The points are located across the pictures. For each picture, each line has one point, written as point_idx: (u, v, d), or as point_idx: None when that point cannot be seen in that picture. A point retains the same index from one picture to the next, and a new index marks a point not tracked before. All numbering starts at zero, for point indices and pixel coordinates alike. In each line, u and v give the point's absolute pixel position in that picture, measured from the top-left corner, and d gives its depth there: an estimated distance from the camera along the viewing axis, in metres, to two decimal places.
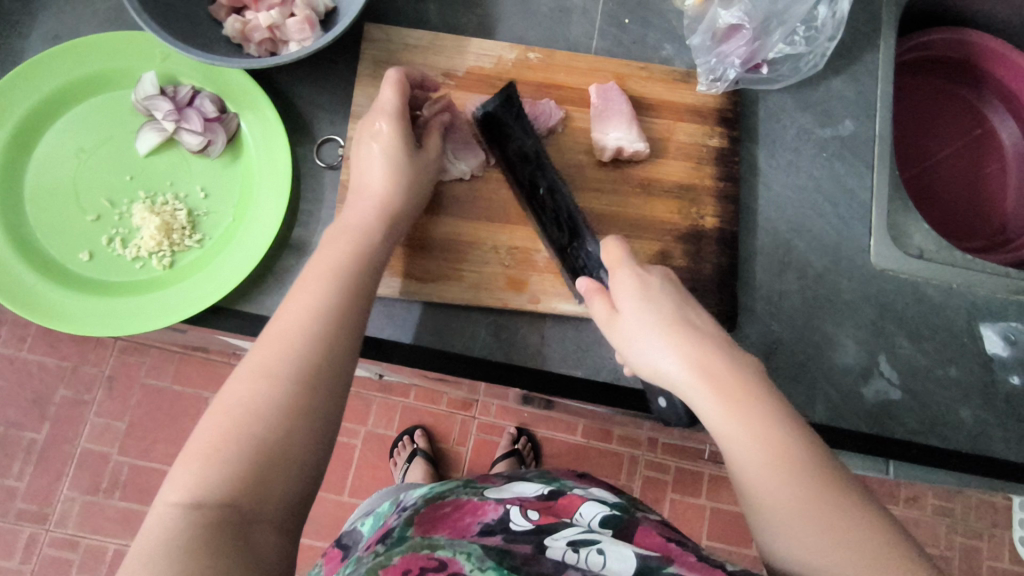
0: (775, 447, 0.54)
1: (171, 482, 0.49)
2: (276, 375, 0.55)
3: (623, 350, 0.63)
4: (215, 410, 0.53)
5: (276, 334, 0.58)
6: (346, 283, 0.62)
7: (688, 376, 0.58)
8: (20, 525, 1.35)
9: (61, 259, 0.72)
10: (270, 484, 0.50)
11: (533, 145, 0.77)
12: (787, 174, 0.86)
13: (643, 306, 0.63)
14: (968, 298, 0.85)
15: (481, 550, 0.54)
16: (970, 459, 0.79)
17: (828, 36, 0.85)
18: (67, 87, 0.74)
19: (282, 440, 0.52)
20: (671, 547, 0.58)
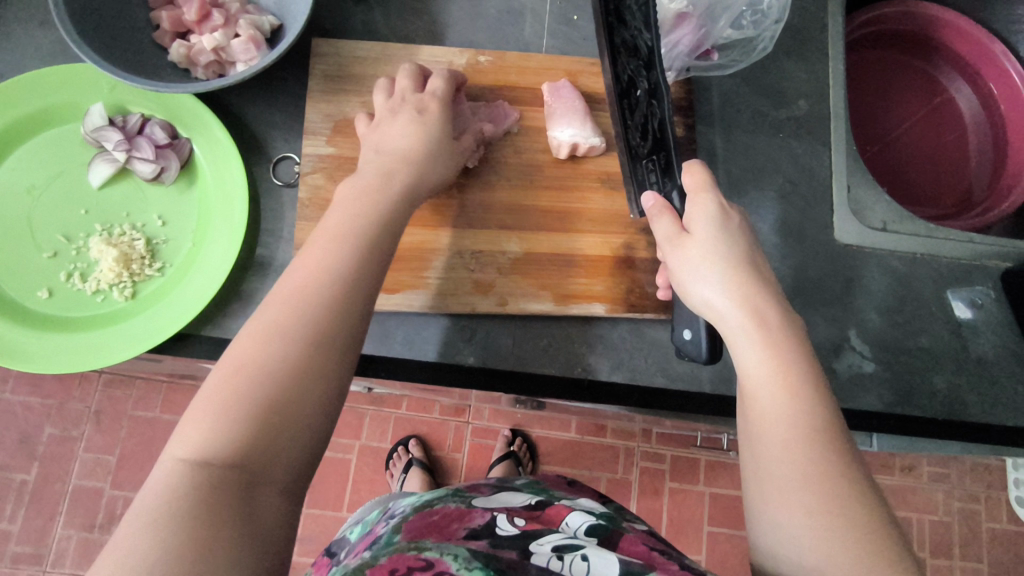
0: (798, 407, 0.54)
1: (178, 437, 0.48)
2: (287, 332, 0.54)
3: (678, 274, 0.64)
4: (225, 367, 0.52)
5: (292, 291, 0.57)
6: (359, 244, 0.62)
7: (741, 312, 0.59)
8: (16, 568, 1.34)
9: (20, 298, 0.72)
10: (277, 444, 0.49)
11: (650, 40, 0.70)
12: (746, 158, 0.86)
13: (714, 237, 0.63)
14: (934, 267, 0.86)
15: (468, 552, 0.53)
16: (944, 425, 0.80)
17: (773, 19, 0.84)
18: (13, 125, 0.73)
19: (287, 405, 0.51)
20: (655, 555, 0.57)
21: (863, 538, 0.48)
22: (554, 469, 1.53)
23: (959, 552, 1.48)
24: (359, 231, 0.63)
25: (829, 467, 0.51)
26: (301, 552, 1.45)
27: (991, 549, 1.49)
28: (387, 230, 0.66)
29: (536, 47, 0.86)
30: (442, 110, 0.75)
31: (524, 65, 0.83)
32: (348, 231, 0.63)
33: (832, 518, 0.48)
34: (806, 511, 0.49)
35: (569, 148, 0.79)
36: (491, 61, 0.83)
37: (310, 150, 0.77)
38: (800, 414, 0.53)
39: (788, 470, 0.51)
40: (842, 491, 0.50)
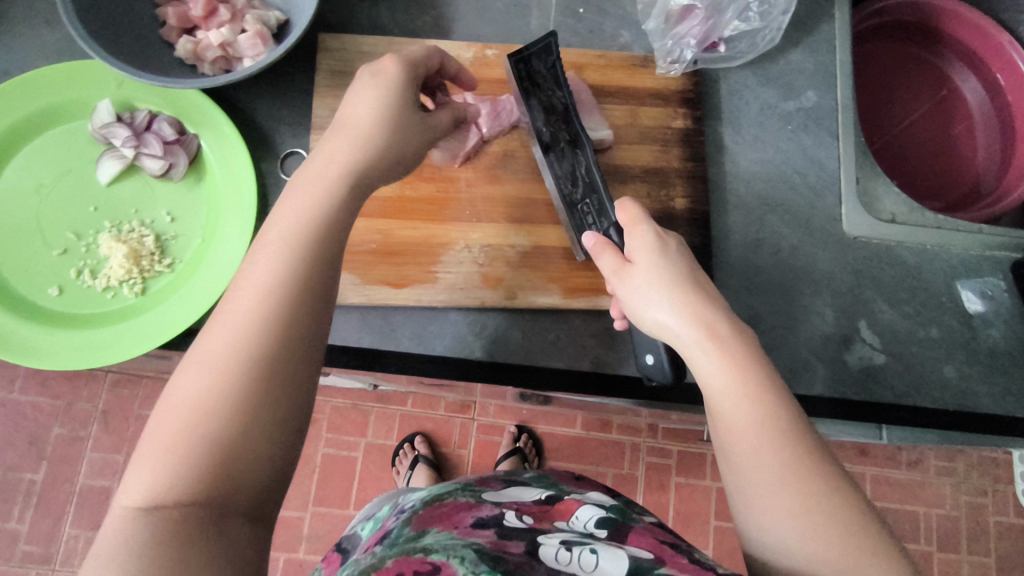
0: (768, 421, 0.51)
1: (125, 485, 0.42)
2: (240, 353, 0.46)
3: (627, 305, 0.59)
4: (169, 400, 0.44)
5: (240, 304, 0.47)
6: (308, 238, 0.51)
7: (697, 339, 0.54)
8: (26, 567, 1.34)
9: (31, 295, 0.72)
10: (246, 477, 0.43)
11: (562, 98, 0.78)
12: (754, 149, 0.86)
13: (656, 263, 0.58)
14: (944, 258, 0.85)
15: (475, 554, 0.51)
16: (956, 416, 0.80)
17: (781, 10, 0.84)
18: (22, 122, 0.73)
19: (246, 438, 0.44)
20: (665, 548, 0.56)
21: (860, 561, 0.46)
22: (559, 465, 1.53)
23: (966, 546, 1.48)
24: (315, 220, 0.52)
25: (815, 491, 0.48)
26: (308, 550, 1.45)
27: (998, 543, 1.48)
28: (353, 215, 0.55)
29: None
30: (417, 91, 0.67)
31: None
32: (306, 225, 0.52)
33: (829, 547, 0.46)
34: (800, 544, 0.47)
35: None
36: (497, 55, 0.83)
37: (317, 145, 0.77)
38: (770, 428, 0.51)
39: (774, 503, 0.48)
40: (833, 514, 0.47)
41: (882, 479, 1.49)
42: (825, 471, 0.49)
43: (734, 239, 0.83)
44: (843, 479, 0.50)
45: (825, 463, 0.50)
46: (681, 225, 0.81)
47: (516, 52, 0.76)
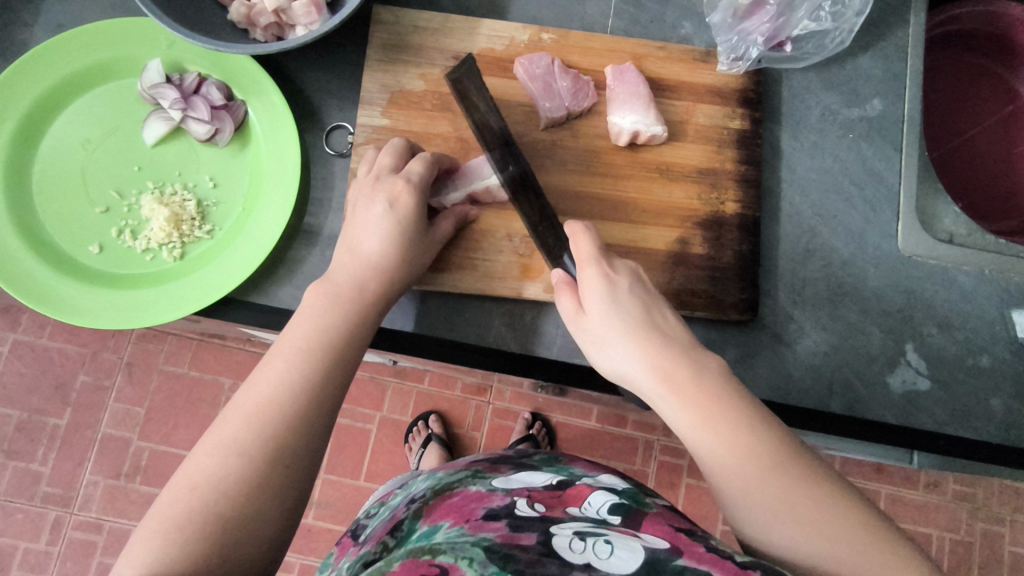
0: (746, 450, 0.52)
1: (125, 559, 0.47)
2: (245, 452, 0.52)
3: (590, 351, 0.63)
4: (179, 483, 0.51)
5: (251, 407, 0.54)
6: (342, 326, 0.61)
7: (651, 378, 0.58)
8: (46, 508, 1.38)
9: (72, 251, 0.72)
10: (234, 565, 0.48)
11: (497, 120, 0.77)
12: (811, 157, 0.83)
13: (611, 307, 0.62)
14: (1000, 285, 0.81)
15: (484, 554, 0.49)
16: (1000, 451, 0.77)
17: (855, 10, 0.81)
18: (73, 78, 0.73)
19: (249, 512, 0.50)
20: (679, 536, 0.53)
21: (856, 543, 0.48)
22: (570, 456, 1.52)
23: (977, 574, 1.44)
24: (330, 340, 0.59)
25: (800, 490, 0.51)
26: (318, 516, 1.47)
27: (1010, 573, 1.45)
28: (373, 310, 0.64)
29: (601, 27, 0.82)
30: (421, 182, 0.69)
31: (588, 45, 0.80)
32: (316, 341, 0.59)
33: (824, 540, 0.48)
34: (797, 540, 0.49)
35: (630, 136, 0.76)
36: (554, 39, 0.80)
37: (364, 120, 0.76)
38: (747, 456, 0.52)
39: (763, 507, 0.50)
40: (822, 507, 0.50)
41: (897, 498, 1.46)
42: (806, 470, 0.52)
43: (783, 250, 0.80)
44: (824, 475, 0.52)
45: (804, 462, 0.52)
46: (730, 230, 0.78)
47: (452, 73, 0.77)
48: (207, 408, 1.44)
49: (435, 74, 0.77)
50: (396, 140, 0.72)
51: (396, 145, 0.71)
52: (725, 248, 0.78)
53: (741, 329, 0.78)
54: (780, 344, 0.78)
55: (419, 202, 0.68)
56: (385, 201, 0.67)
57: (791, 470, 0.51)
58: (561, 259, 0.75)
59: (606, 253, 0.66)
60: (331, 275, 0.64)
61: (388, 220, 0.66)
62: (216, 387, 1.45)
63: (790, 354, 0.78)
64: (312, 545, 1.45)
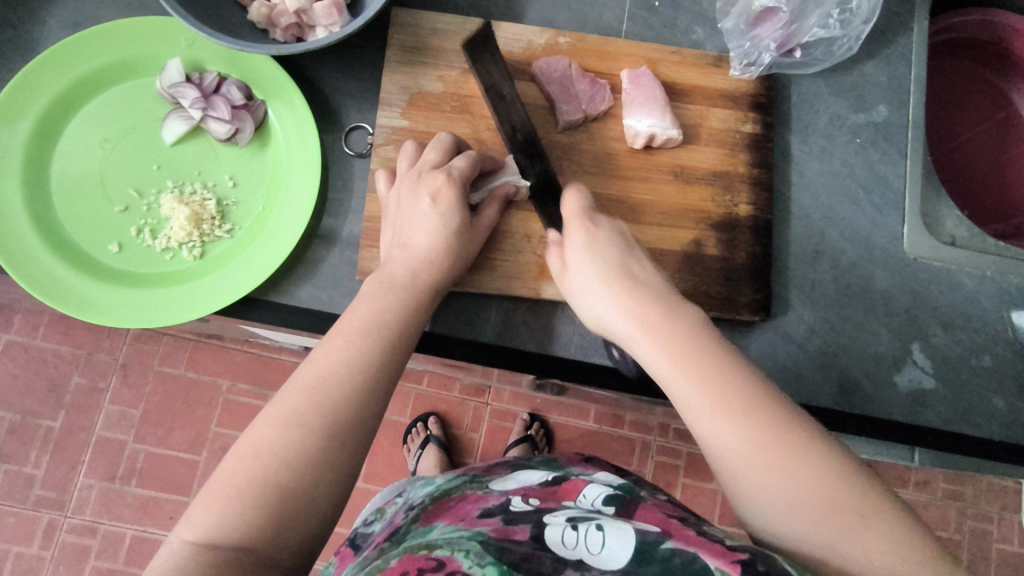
0: (719, 395, 0.52)
1: (186, 521, 0.48)
2: (305, 423, 0.53)
3: (574, 300, 0.67)
4: (241, 451, 0.51)
5: (311, 381, 0.55)
6: (399, 309, 0.63)
7: (626, 320, 0.61)
8: (39, 511, 1.36)
9: (92, 250, 0.72)
10: (284, 536, 0.48)
11: (521, 112, 0.77)
12: (820, 160, 0.85)
13: (588, 255, 0.66)
14: (1002, 286, 0.84)
15: (479, 546, 0.50)
16: (1002, 447, 0.79)
17: (862, 19, 0.83)
18: (91, 78, 0.73)
19: (306, 484, 0.50)
20: (671, 521, 0.54)
21: (823, 487, 0.48)
22: (569, 455, 1.52)
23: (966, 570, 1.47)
24: (387, 324, 0.61)
25: (767, 427, 0.50)
26: None
27: (998, 569, 1.48)
28: (427, 299, 0.66)
29: (615, 32, 0.84)
30: (451, 185, 0.70)
31: (603, 49, 0.82)
32: (373, 324, 0.61)
33: (789, 477, 0.49)
34: (762, 477, 0.49)
35: (646, 139, 0.78)
36: (570, 43, 0.81)
37: (384, 121, 0.76)
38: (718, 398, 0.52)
39: (729, 443, 0.50)
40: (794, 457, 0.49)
41: None
42: (778, 409, 0.52)
43: (794, 252, 0.82)
44: (799, 415, 0.52)
45: (776, 399, 0.52)
46: (744, 232, 0.80)
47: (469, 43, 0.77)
48: (204, 409, 1.43)
49: (454, 76, 0.78)
50: (442, 136, 0.73)
51: (444, 141, 0.73)
52: (739, 249, 0.80)
53: (754, 329, 0.80)
54: (793, 344, 0.80)
55: (460, 196, 0.70)
56: (430, 196, 0.69)
57: (761, 408, 0.51)
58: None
59: (592, 210, 0.70)
60: (385, 269, 0.66)
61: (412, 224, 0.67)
62: (214, 389, 1.44)
63: (802, 353, 0.80)
64: None
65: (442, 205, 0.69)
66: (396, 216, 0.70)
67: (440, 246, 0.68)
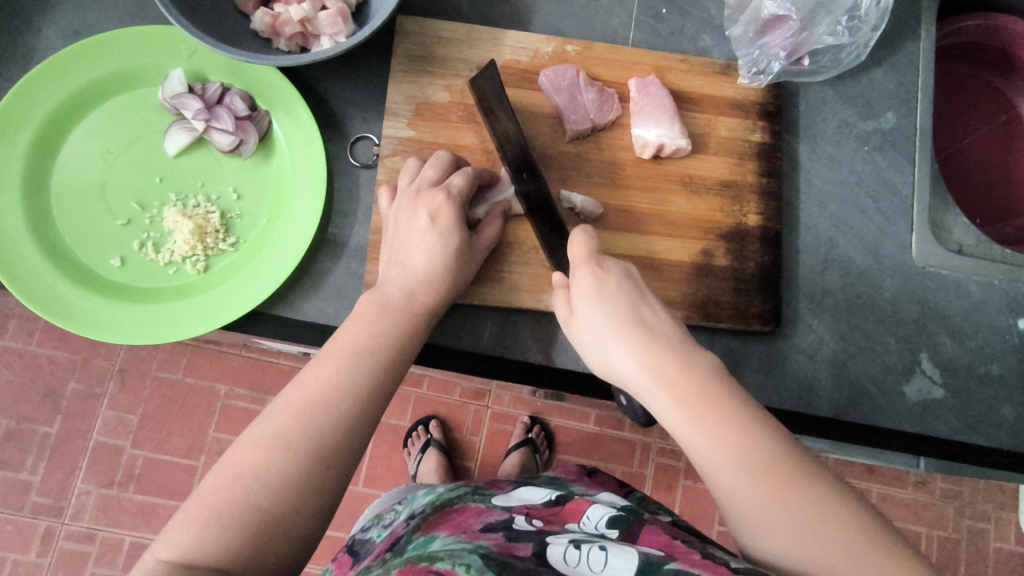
0: (749, 465, 0.51)
1: (165, 538, 0.48)
2: (290, 446, 0.52)
3: (581, 348, 0.63)
4: (223, 472, 0.51)
5: (297, 404, 0.55)
6: (395, 332, 0.62)
7: (643, 377, 0.57)
8: (36, 518, 1.35)
9: (92, 263, 0.70)
10: (262, 558, 0.48)
11: (518, 133, 0.76)
12: (828, 168, 0.84)
13: (597, 307, 0.61)
14: (1009, 294, 0.83)
15: (481, 560, 0.49)
16: (1009, 457, 0.79)
17: (872, 25, 0.82)
18: (92, 87, 0.71)
19: (287, 508, 0.50)
20: (676, 545, 0.53)
21: (847, 551, 0.47)
22: (570, 459, 1.52)
23: (965, 570, 1.48)
24: (381, 346, 0.60)
25: (791, 493, 0.50)
26: None
27: (996, 569, 1.48)
28: (422, 318, 0.65)
29: (623, 40, 0.83)
30: (454, 207, 0.69)
31: (611, 57, 0.81)
32: (367, 347, 0.60)
33: (823, 548, 0.48)
34: (788, 545, 0.48)
35: (654, 148, 0.77)
36: (577, 51, 0.80)
37: (389, 131, 0.76)
38: (746, 464, 0.51)
39: (752, 512, 0.49)
40: (827, 523, 0.48)
41: (888, 497, 1.48)
42: (805, 477, 0.50)
43: (803, 261, 0.82)
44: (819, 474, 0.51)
45: (804, 466, 0.51)
46: (752, 242, 0.79)
47: (474, 80, 0.76)
48: (202, 414, 1.42)
49: (460, 85, 0.77)
50: (440, 153, 0.72)
51: (442, 158, 0.72)
52: (747, 259, 0.79)
53: (763, 338, 0.79)
54: (802, 354, 0.79)
55: (460, 215, 0.70)
56: (428, 215, 0.68)
57: (785, 472, 0.50)
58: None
59: (598, 253, 0.65)
60: (382, 289, 0.65)
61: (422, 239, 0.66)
62: (213, 394, 1.42)
63: (811, 363, 0.79)
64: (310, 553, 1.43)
65: (440, 224, 0.68)
66: (394, 235, 0.69)
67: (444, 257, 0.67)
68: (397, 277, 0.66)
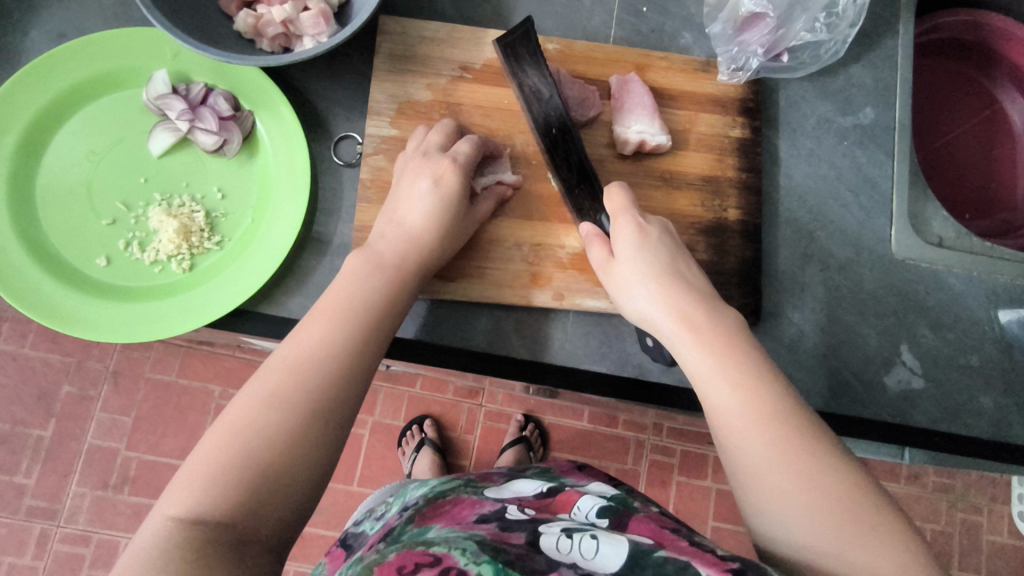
0: (753, 390, 0.56)
1: (168, 496, 0.48)
2: (286, 401, 0.53)
3: (615, 294, 0.69)
4: (220, 428, 0.52)
5: (290, 362, 0.56)
6: (384, 293, 0.63)
7: (670, 319, 0.64)
8: (31, 521, 1.35)
9: (77, 264, 0.71)
10: (265, 510, 0.49)
11: (547, 84, 0.75)
12: (808, 163, 0.85)
13: (638, 254, 0.68)
14: (987, 286, 0.84)
15: (476, 546, 0.50)
16: (990, 446, 0.80)
17: (849, 22, 0.83)
18: (75, 89, 0.72)
19: (285, 462, 0.51)
20: (665, 532, 0.55)
21: (833, 494, 0.50)
22: (564, 456, 1.53)
23: (957, 562, 1.49)
24: (368, 305, 0.62)
25: (791, 434, 0.53)
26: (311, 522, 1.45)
27: (989, 562, 1.49)
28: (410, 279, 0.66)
29: (604, 38, 0.84)
30: (458, 172, 0.72)
31: (592, 54, 0.82)
32: (355, 305, 0.61)
33: (806, 480, 0.51)
34: (775, 467, 0.52)
35: (636, 145, 0.78)
36: (559, 50, 0.81)
37: (373, 130, 0.76)
38: (749, 387, 0.56)
39: (750, 435, 0.54)
40: (813, 456, 0.52)
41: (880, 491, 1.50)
42: (807, 427, 0.54)
43: (784, 255, 0.83)
44: (822, 429, 0.54)
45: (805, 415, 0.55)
46: (733, 236, 0.80)
47: (501, 38, 0.73)
48: (196, 416, 1.42)
49: (442, 84, 0.78)
50: (443, 120, 0.76)
51: (446, 124, 0.75)
52: (728, 254, 0.80)
53: None
54: (785, 347, 0.80)
55: (444, 208, 0.70)
56: (430, 177, 0.70)
57: (788, 417, 0.54)
58: (600, 218, 0.77)
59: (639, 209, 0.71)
60: (371, 248, 0.67)
61: (408, 238, 0.68)
62: (206, 395, 1.43)
63: (793, 357, 0.80)
64: (305, 552, 1.43)
65: (443, 186, 0.71)
66: (394, 200, 0.71)
67: (425, 251, 0.68)
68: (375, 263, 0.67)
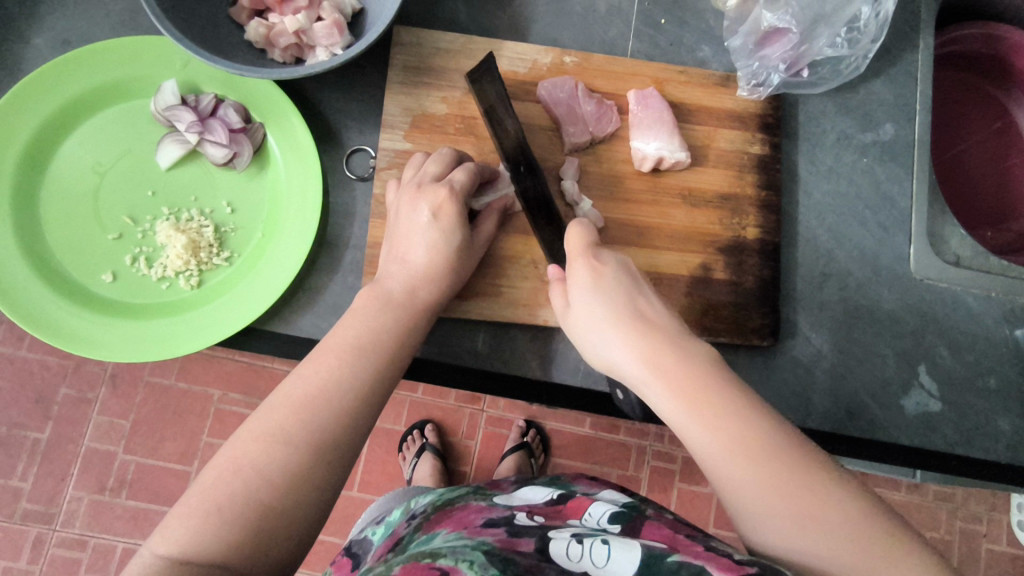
0: (735, 438, 0.51)
1: (162, 534, 0.46)
2: (288, 438, 0.52)
3: (580, 342, 0.64)
4: (221, 465, 0.50)
5: (298, 397, 0.54)
6: (399, 323, 0.63)
7: (637, 366, 0.58)
8: (26, 525, 1.33)
9: (84, 280, 0.69)
10: (262, 553, 0.47)
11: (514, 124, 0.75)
12: (826, 180, 0.84)
13: (594, 299, 0.63)
14: (1006, 306, 0.83)
15: (484, 556, 0.49)
16: (1003, 469, 0.79)
17: (871, 37, 0.81)
18: (82, 98, 0.70)
19: (287, 504, 0.49)
20: (679, 538, 0.53)
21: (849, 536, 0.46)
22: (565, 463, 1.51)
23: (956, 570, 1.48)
24: (381, 341, 0.60)
25: (785, 473, 0.49)
26: None
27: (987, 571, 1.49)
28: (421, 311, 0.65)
29: (621, 50, 0.82)
30: (455, 205, 0.68)
31: (609, 68, 0.80)
32: (367, 341, 0.60)
33: (818, 529, 0.47)
34: (781, 521, 0.48)
35: (654, 161, 0.76)
36: (576, 62, 0.79)
37: (387, 143, 0.75)
38: (727, 436, 0.51)
39: (746, 490, 0.49)
40: (817, 498, 0.48)
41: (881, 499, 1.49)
42: (797, 454, 0.50)
43: (802, 274, 0.81)
44: (818, 462, 0.50)
45: (797, 449, 0.51)
46: (751, 254, 0.79)
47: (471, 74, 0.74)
48: (195, 420, 1.40)
49: (457, 97, 0.76)
50: (443, 150, 0.72)
51: (445, 154, 0.71)
52: (747, 272, 0.79)
53: (762, 354, 0.79)
54: (799, 367, 0.79)
55: (461, 223, 0.69)
56: (429, 211, 0.67)
57: (778, 458, 0.50)
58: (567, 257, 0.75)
59: (595, 245, 0.67)
60: (381, 285, 0.65)
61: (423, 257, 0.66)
62: (205, 399, 1.41)
63: (809, 378, 0.79)
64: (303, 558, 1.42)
65: (442, 219, 0.68)
66: (394, 227, 0.69)
67: (440, 269, 0.67)
68: (398, 274, 0.66)
